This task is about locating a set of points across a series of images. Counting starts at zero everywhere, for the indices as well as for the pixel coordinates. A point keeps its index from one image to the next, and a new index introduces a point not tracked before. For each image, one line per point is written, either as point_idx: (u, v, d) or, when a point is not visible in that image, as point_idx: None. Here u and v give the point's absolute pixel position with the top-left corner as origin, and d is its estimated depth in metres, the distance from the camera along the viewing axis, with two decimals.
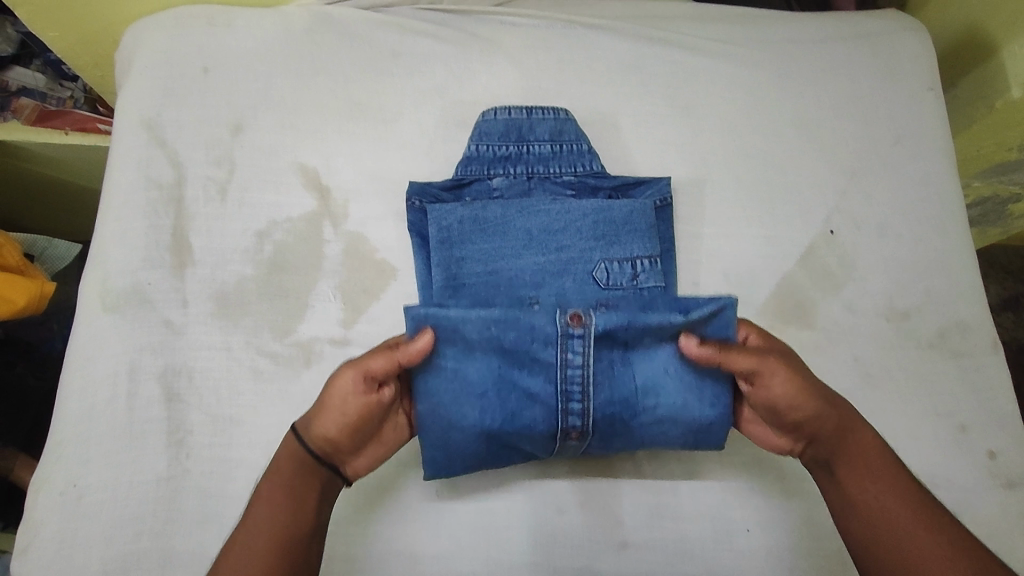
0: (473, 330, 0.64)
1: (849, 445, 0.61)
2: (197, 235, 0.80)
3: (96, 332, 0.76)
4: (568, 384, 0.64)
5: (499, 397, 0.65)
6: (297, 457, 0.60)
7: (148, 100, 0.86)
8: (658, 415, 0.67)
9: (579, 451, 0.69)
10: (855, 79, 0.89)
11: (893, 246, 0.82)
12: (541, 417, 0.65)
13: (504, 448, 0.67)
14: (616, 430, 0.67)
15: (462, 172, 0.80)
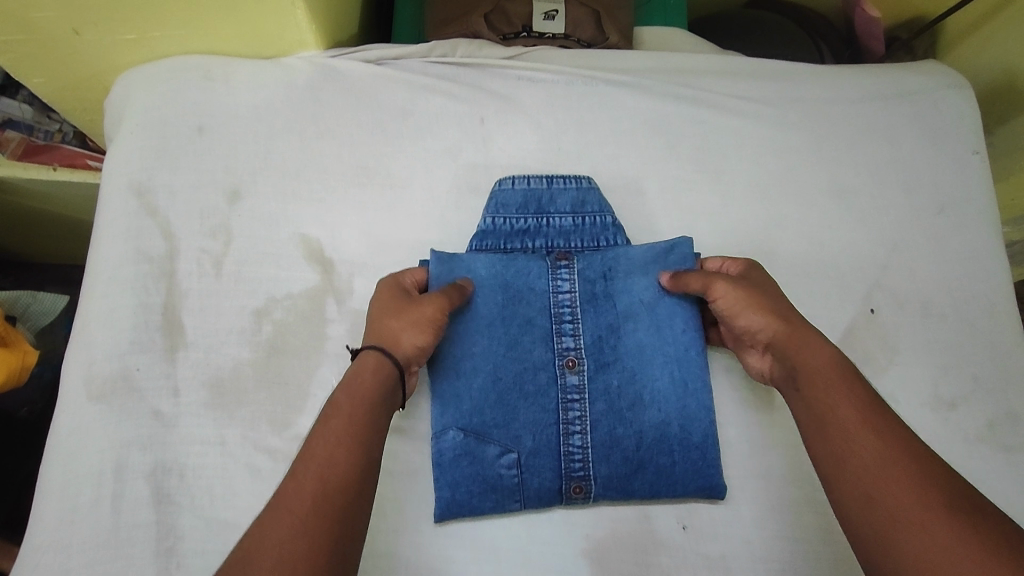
0: (476, 270, 0.73)
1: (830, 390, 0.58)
2: (189, 314, 0.74)
3: (80, 425, 0.70)
4: (559, 306, 0.73)
5: (500, 327, 0.71)
6: (370, 381, 0.60)
7: (138, 162, 0.80)
8: (651, 386, 0.71)
9: (586, 450, 0.69)
10: (894, 142, 0.84)
11: (937, 327, 0.77)
12: (539, 346, 0.71)
13: (511, 413, 0.69)
14: (611, 388, 0.70)
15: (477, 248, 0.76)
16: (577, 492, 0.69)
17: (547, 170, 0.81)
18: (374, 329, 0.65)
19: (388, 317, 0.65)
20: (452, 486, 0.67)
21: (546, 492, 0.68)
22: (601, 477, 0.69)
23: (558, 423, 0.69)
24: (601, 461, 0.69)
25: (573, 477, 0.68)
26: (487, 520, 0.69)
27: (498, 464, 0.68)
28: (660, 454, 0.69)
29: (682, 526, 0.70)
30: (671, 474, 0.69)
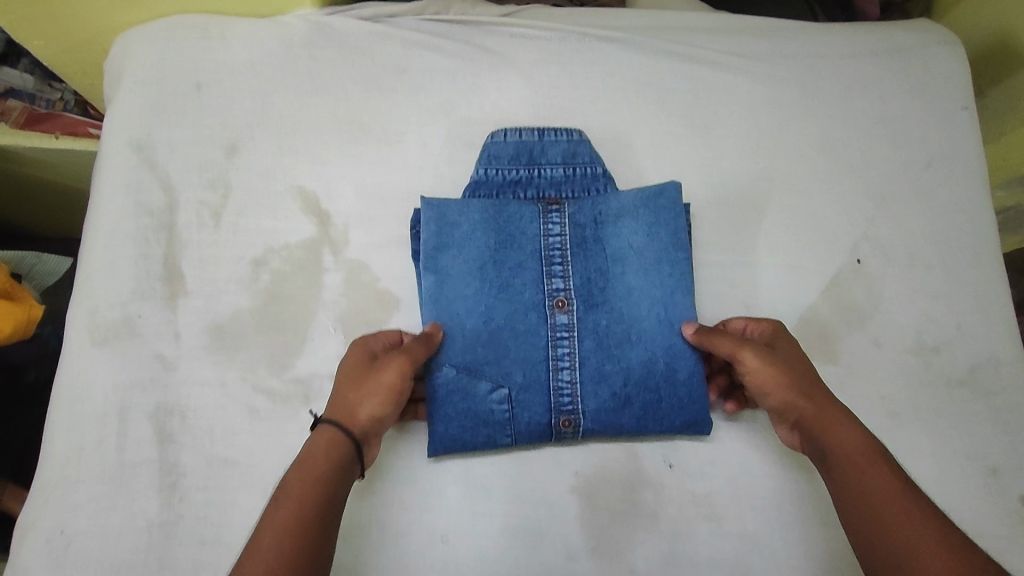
0: (467, 215, 0.74)
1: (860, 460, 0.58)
2: (189, 263, 0.76)
3: (84, 369, 0.72)
4: (550, 250, 0.74)
5: (491, 270, 0.73)
6: (326, 447, 0.59)
7: (137, 118, 0.81)
8: (639, 326, 0.72)
9: (574, 385, 0.71)
10: (884, 97, 0.85)
11: (923, 277, 0.78)
12: (530, 289, 0.73)
13: (502, 351, 0.71)
14: (600, 327, 0.72)
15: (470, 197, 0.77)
16: (566, 425, 0.71)
17: (539, 124, 0.83)
18: (333, 395, 0.64)
19: (347, 380, 0.64)
20: (444, 419, 0.70)
21: (536, 426, 0.71)
22: (589, 410, 0.71)
23: (547, 360, 0.71)
24: (589, 396, 0.71)
25: (562, 410, 0.71)
26: (479, 454, 0.72)
27: (489, 399, 0.70)
28: (646, 389, 0.71)
29: (668, 464, 0.72)
30: (657, 408, 0.71)
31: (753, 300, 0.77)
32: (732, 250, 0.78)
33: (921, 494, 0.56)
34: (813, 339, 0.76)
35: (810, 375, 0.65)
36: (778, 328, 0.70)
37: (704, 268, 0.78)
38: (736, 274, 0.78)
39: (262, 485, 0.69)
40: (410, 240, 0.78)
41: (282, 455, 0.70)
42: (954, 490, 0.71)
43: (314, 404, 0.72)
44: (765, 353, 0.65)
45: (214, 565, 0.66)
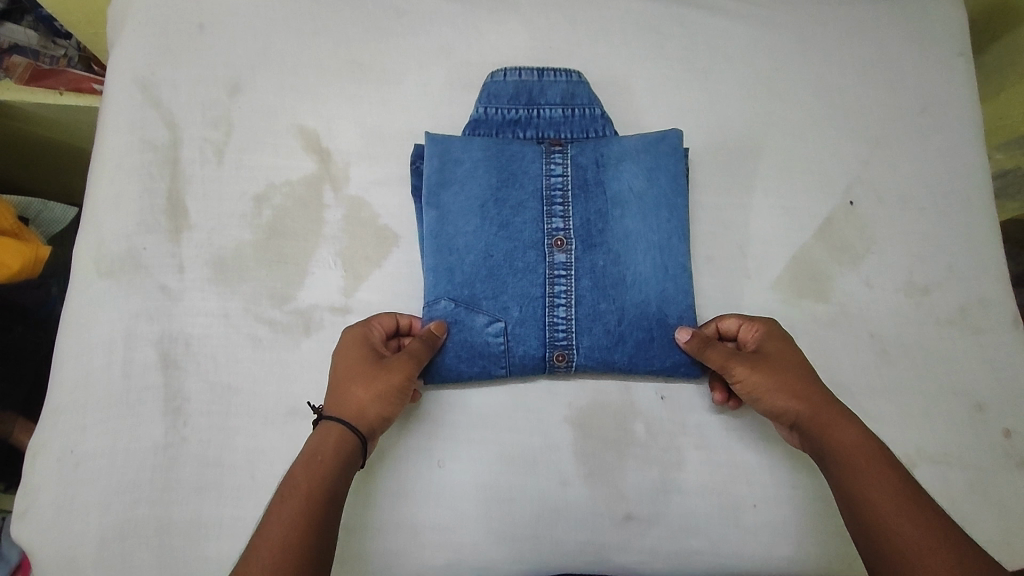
0: (471, 154, 0.74)
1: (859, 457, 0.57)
2: (193, 198, 0.78)
3: (90, 298, 0.74)
4: (551, 190, 0.74)
5: (492, 208, 0.73)
6: (335, 445, 0.58)
7: (141, 57, 0.82)
8: (634, 267, 0.73)
9: (570, 322, 0.72)
10: (880, 44, 0.86)
11: (915, 219, 0.79)
12: (529, 226, 0.73)
13: (500, 286, 0.72)
14: (597, 267, 0.72)
15: (469, 136, 0.77)
16: (560, 360, 0.72)
17: (538, 67, 0.84)
18: (335, 391, 0.63)
19: (349, 375, 0.63)
20: (441, 351, 0.70)
21: (530, 360, 0.71)
22: (584, 346, 0.72)
23: (544, 296, 0.72)
24: (583, 333, 0.72)
25: (556, 345, 0.71)
26: (472, 386, 0.72)
27: (485, 333, 0.71)
28: (640, 327, 0.72)
29: (660, 397, 0.73)
30: (650, 347, 0.72)
31: (747, 239, 0.78)
32: (727, 191, 0.79)
33: (926, 500, 0.54)
34: (805, 277, 0.77)
35: (803, 377, 0.64)
36: (774, 330, 0.69)
37: (699, 208, 0.79)
38: (731, 214, 0.79)
39: (264, 411, 0.71)
40: (410, 176, 0.79)
41: (284, 382, 0.72)
42: (941, 423, 0.73)
43: (315, 335, 0.74)
44: (754, 362, 0.65)
45: (217, 485, 0.68)
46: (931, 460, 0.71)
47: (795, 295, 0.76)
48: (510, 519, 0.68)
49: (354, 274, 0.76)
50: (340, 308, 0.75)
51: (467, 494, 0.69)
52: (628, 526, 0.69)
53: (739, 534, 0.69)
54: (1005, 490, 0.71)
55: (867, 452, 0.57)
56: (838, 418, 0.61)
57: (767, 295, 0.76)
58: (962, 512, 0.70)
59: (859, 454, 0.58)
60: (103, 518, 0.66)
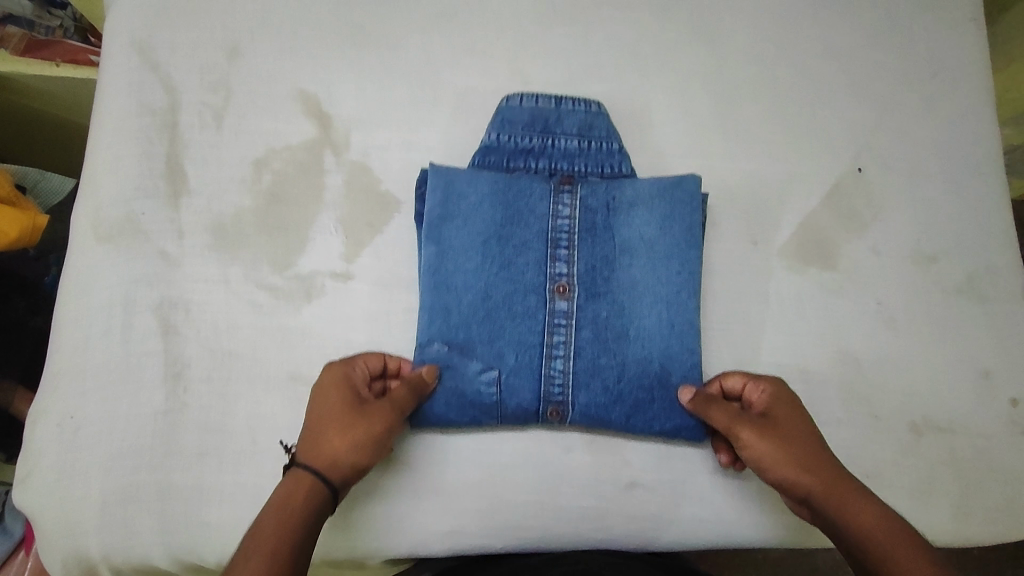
0: (476, 188, 0.71)
1: (887, 542, 0.56)
2: (192, 163, 0.76)
3: (89, 263, 0.73)
4: (557, 232, 0.71)
5: (494, 247, 0.70)
6: (301, 492, 0.58)
7: (138, 20, 0.81)
8: (639, 320, 0.69)
9: (567, 375, 0.69)
10: (892, 9, 0.84)
11: (923, 186, 0.78)
12: (532, 269, 0.70)
13: (497, 332, 0.69)
14: (600, 319, 0.69)
15: (480, 162, 0.75)
16: (554, 415, 0.68)
17: (542, 30, 0.82)
18: (313, 436, 0.62)
19: (331, 424, 0.62)
20: (431, 397, 0.67)
21: (522, 411, 0.68)
22: (580, 402, 0.68)
23: (541, 346, 0.69)
24: (580, 387, 0.68)
25: (551, 399, 0.68)
26: (459, 431, 0.69)
27: (478, 380, 0.68)
28: (643, 383, 0.68)
29: None
30: (650, 407, 0.68)
31: (754, 206, 0.77)
32: (734, 157, 0.78)
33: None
34: (812, 245, 0.76)
35: (811, 449, 0.62)
36: (780, 389, 0.67)
37: (705, 175, 0.78)
38: (737, 180, 0.78)
39: (265, 377, 0.70)
40: (413, 201, 0.76)
41: (285, 349, 0.71)
42: (946, 391, 0.72)
43: (316, 301, 0.73)
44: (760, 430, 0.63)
45: (219, 451, 0.68)
46: (936, 428, 0.71)
47: (801, 263, 0.75)
48: (513, 485, 0.68)
49: (356, 240, 0.75)
50: (342, 274, 0.74)
51: (469, 459, 0.69)
52: (631, 493, 0.69)
53: (741, 501, 0.69)
54: (1009, 457, 0.71)
55: (895, 540, 0.56)
56: (860, 501, 0.59)
57: (773, 262, 0.75)
58: (966, 479, 0.70)
59: (887, 539, 0.56)
60: (104, 483, 0.66)
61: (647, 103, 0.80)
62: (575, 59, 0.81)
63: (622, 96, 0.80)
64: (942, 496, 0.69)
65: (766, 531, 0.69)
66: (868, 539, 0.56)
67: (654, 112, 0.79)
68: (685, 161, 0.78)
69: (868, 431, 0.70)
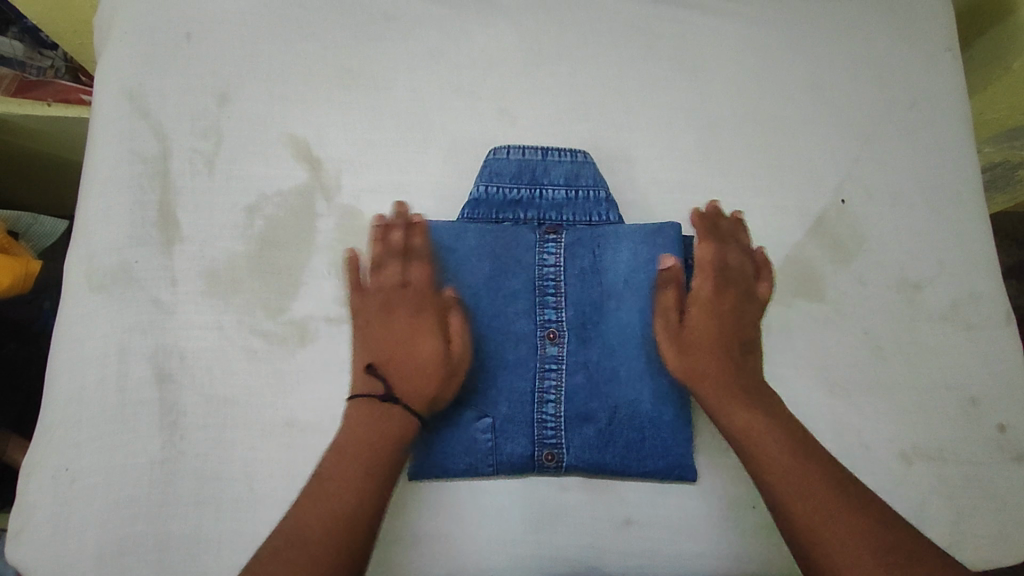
0: (468, 243, 0.74)
1: (751, 427, 0.65)
2: (185, 210, 0.77)
3: (84, 313, 0.73)
4: (544, 280, 0.73)
5: (486, 298, 0.73)
6: (384, 426, 0.64)
7: (128, 68, 0.82)
8: (629, 364, 0.71)
9: (559, 419, 0.70)
10: (868, 42, 0.87)
11: (906, 215, 0.80)
12: (522, 318, 0.72)
13: (489, 379, 0.70)
14: (590, 362, 0.71)
15: (469, 215, 0.76)
16: (548, 459, 0.70)
17: (527, 69, 0.83)
18: (388, 367, 0.67)
19: (417, 348, 0.68)
20: (431, 446, 0.69)
21: (518, 458, 0.69)
22: (573, 446, 0.70)
23: (533, 391, 0.70)
24: (573, 431, 0.70)
25: (545, 444, 0.70)
26: (455, 483, 0.69)
27: (473, 428, 0.69)
28: (631, 428, 0.70)
29: None
30: (641, 447, 0.70)
31: None
32: (718, 191, 0.80)
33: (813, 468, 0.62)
34: (799, 277, 0.77)
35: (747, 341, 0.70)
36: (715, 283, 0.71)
37: (691, 208, 0.79)
38: (723, 213, 0.79)
39: (260, 423, 0.70)
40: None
41: (280, 394, 0.72)
42: (937, 419, 0.73)
43: (310, 345, 0.73)
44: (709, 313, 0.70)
45: (216, 499, 0.68)
46: (926, 456, 0.72)
47: (789, 295, 0.76)
48: (510, 525, 0.68)
49: (348, 283, 0.76)
50: (335, 317, 0.75)
51: (466, 501, 0.68)
52: (628, 530, 0.69)
53: (738, 535, 0.69)
54: (1000, 482, 0.71)
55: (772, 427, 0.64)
56: (743, 395, 0.66)
57: (761, 295, 0.76)
58: (959, 506, 0.70)
59: (759, 428, 0.65)
60: (99, 536, 0.65)
61: (633, 140, 0.81)
62: (561, 97, 0.83)
63: (609, 134, 0.81)
64: (937, 525, 0.69)
65: (765, 565, 0.69)
66: (742, 429, 0.65)
67: (640, 148, 0.81)
68: (671, 196, 0.79)
69: (860, 461, 0.71)
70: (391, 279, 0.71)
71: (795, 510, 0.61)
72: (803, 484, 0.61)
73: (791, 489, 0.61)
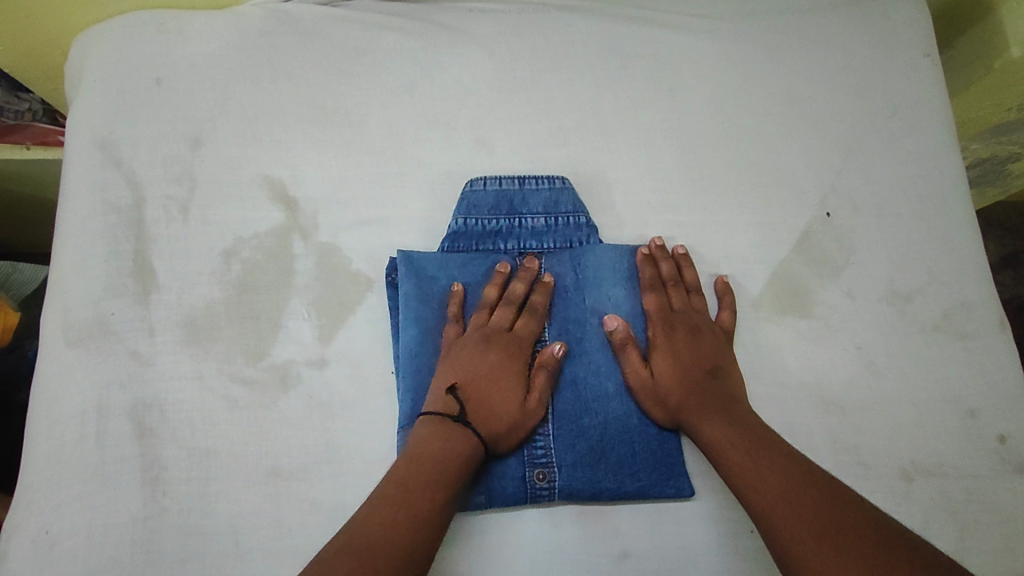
0: (450, 268, 0.74)
1: (748, 474, 0.60)
2: (160, 258, 0.76)
3: (62, 369, 0.72)
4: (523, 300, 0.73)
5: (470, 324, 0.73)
6: (449, 456, 0.62)
7: (99, 117, 0.81)
8: (616, 380, 0.70)
9: (547, 437, 0.69)
10: (845, 50, 0.86)
11: (892, 226, 0.79)
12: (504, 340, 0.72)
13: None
14: (576, 379, 0.70)
15: (448, 248, 0.75)
16: (540, 478, 0.67)
17: (503, 96, 0.83)
18: (468, 392, 0.67)
19: (496, 396, 0.66)
20: None
21: (510, 482, 0.67)
22: (565, 464, 0.68)
23: None
24: (565, 449, 0.68)
25: (535, 462, 0.68)
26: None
27: None
28: (622, 445, 0.69)
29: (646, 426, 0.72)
30: (634, 464, 0.68)
31: (725, 259, 0.77)
32: (701, 210, 0.79)
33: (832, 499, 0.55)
34: (786, 294, 0.76)
35: (699, 376, 0.68)
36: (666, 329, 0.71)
37: (672, 229, 0.78)
38: (706, 233, 0.78)
39: (244, 473, 0.69)
40: (385, 290, 0.76)
41: (263, 443, 0.70)
42: (934, 433, 0.71)
43: (293, 391, 0.72)
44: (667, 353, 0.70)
45: (201, 555, 0.66)
46: (927, 472, 0.70)
47: (778, 313, 0.75)
48: (503, 566, 0.65)
49: (330, 323, 0.74)
50: (317, 360, 0.73)
51: (457, 541, 0.66)
52: (625, 564, 0.66)
53: (739, 565, 0.66)
54: (1004, 496, 0.69)
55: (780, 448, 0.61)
56: (731, 411, 0.65)
57: (748, 315, 0.75)
58: (964, 523, 0.68)
59: (728, 443, 0.63)
60: None
61: (611, 162, 0.80)
62: (537, 122, 0.82)
63: (587, 157, 0.80)
64: (941, 543, 0.67)
65: None
66: (710, 442, 0.64)
67: (621, 172, 0.80)
68: (652, 218, 0.78)
69: (859, 481, 0.69)
70: (497, 324, 0.71)
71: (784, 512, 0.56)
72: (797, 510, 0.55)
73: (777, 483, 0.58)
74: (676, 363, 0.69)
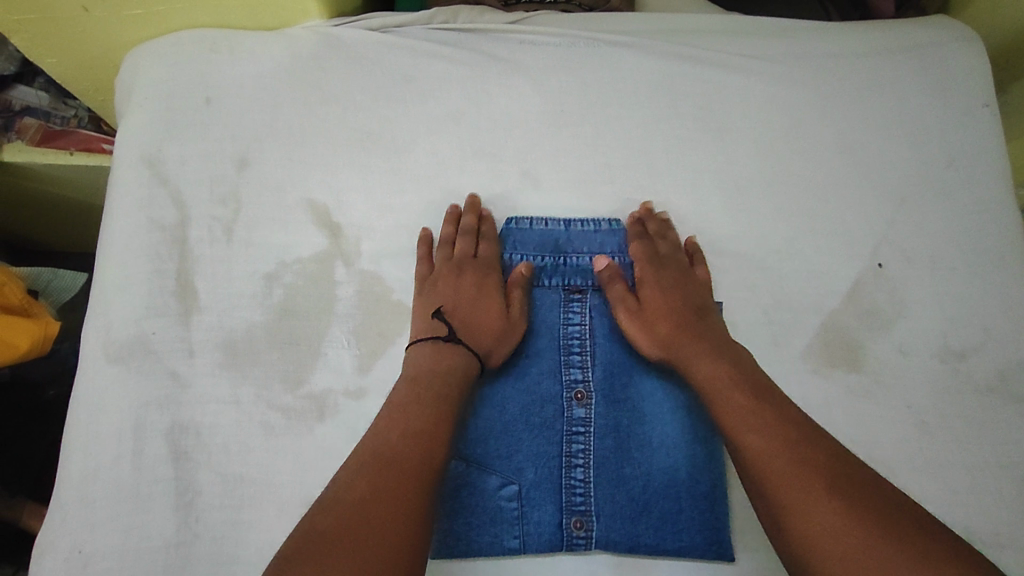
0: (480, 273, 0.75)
1: (761, 451, 0.58)
2: (203, 278, 0.76)
3: (102, 386, 0.72)
4: (569, 340, 0.72)
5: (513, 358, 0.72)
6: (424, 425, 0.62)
7: (148, 135, 0.82)
8: (662, 429, 0.69)
9: (588, 485, 0.67)
10: (902, 96, 0.84)
11: (947, 279, 0.76)
12: (547, 379, 0.70)
13: (515, 444, 0.67)
14: (620, 426, 0.69)
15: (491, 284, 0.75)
16: (578, 527, 0.66)
17: (550, 129, 0.82)
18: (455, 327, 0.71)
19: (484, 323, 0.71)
20: (451, 517, 0.66)
21: (546, 529, 0.66)
22: (604, 513, 0.66)
23: (561, 455, 0.67)
24: (605, 500, 0.67)
25: (573, 511, 0.66)
26: (480, 560, 0.66)
27: (498, 496, 0.66)
28: (665, 497, 0.67)
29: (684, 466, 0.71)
30: (677, 520, 0.67)
31: (774, 307, 0.75)
32: (749, 254, 0.77)
33: (825, 460, 0.56)
34: (836, 346, 0.74)
35: (693, 315, 0.70)
36: (658, 274, 0.74)
37: (718, 273, 0.76)
38: (753, 279, 0.76)
39: (278, 502, 0.68)
40: None
41: (296, 472, 0.69)
42: (987, 498, 0.69)
43: (329, 420, 0.71)
44: (660, 291, 0.72)
45: None
46: (979, 540, 0.67)
47: (826, 366, 0.73)
48: None
49: (368, 352, 0.74)
50: (354, 391, 0.72)
51: None
52: None
53: None
54: None
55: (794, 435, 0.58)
56: (725, 355, 0.66)
57: (797, 366, 0.72)
58: None
59: (728, 387, 0.64)
60: None
61: (658, 201, 0.79)
62: (584, 157, 0.81)
63: (634, 195, 0.79)
64: None
65: None
66: (707, 381, 0.65)
67: (668, 211, 0.79)
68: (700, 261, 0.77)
69: None
70: (463, 252, 0.76)
71: (794, 510, 0.54)
72: (815, 492, 0.54)
73: (784, 467, 0.56)
74: (670, 303, 0.72)
